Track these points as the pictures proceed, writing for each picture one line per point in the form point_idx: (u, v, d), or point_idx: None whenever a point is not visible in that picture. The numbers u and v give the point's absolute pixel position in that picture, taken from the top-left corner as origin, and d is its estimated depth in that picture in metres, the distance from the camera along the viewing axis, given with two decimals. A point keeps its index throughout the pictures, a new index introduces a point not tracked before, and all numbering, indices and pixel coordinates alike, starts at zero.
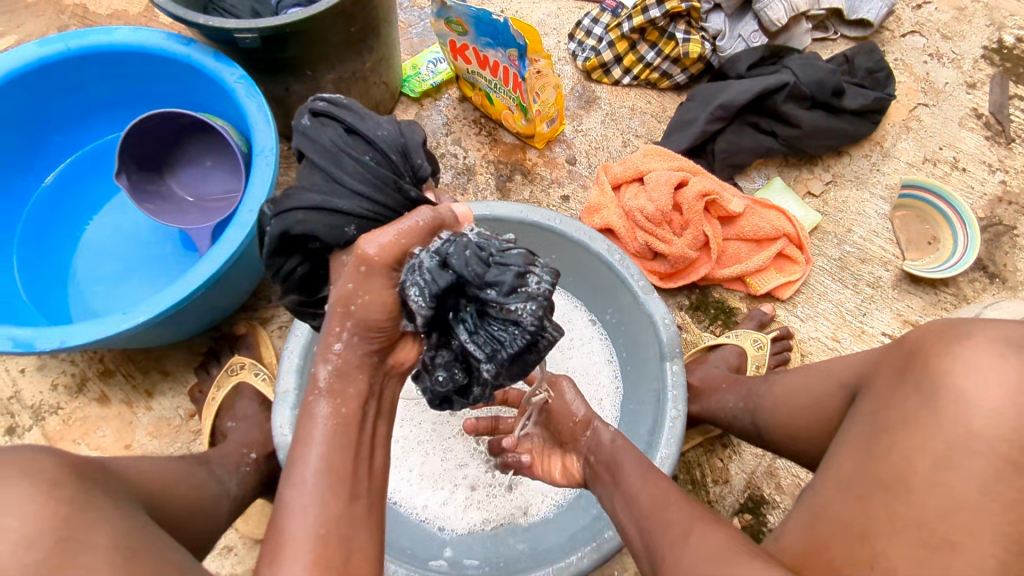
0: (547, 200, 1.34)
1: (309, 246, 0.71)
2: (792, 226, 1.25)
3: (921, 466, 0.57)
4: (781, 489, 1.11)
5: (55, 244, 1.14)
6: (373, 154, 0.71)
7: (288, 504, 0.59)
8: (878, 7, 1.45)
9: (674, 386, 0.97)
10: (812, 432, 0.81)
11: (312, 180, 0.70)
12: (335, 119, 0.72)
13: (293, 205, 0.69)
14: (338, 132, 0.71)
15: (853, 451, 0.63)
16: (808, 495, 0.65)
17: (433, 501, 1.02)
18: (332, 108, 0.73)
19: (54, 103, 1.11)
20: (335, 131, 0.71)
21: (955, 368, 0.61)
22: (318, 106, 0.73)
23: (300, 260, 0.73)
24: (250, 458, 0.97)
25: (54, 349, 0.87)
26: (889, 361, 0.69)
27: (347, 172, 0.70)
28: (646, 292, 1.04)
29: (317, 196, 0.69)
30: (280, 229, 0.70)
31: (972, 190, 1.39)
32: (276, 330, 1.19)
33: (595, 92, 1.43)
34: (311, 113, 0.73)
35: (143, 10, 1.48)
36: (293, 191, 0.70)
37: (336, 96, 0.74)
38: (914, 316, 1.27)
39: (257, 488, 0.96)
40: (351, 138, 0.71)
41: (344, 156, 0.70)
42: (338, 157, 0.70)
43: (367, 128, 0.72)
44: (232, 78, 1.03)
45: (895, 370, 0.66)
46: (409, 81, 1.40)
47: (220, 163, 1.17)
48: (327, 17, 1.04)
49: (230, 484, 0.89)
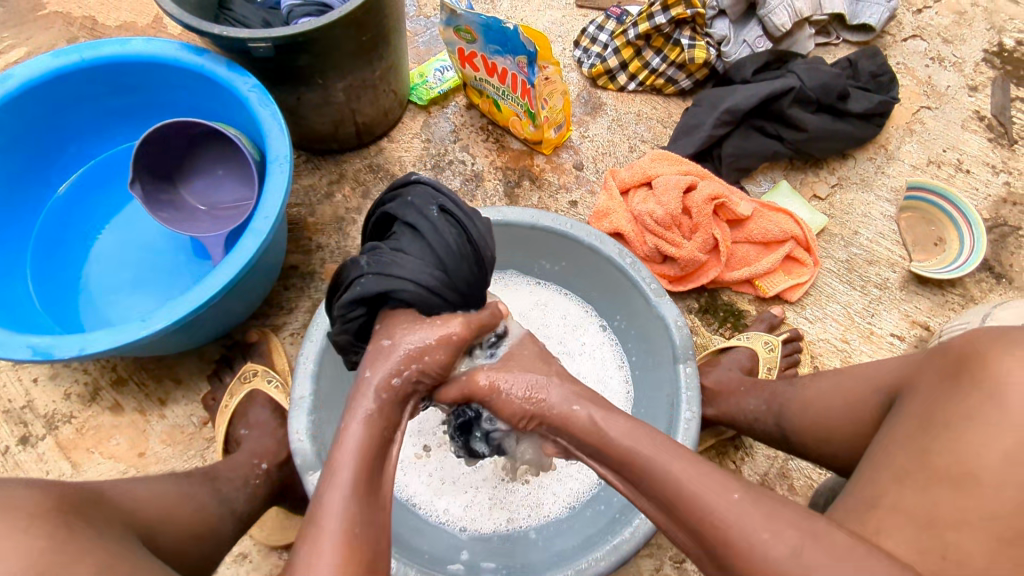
0: (555, 206, 1.34)
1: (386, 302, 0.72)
2: (799, 228, 1.26)
3: (991, 462, 0.59)
4: (794, 490, 1.12)
5: (69, 252, 1.15)
6: (479, 267, 0.76)
7: (328, 497, 0.61)
8: (880, 12, 1.47)
9: (688, 387, 0.98)
10: (841, 429, 0.82)
11: (428, 264, 0.71)
12: (460, 222, 0.74)
13: (406, 277, 0.70)
14: (460, 236, 0.74)
15: (905, 447, 0.64)
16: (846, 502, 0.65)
17: (455, 503, 1.02)
18: (458, 209, 0.75)
19: (69, 113, 1.12)
20: (458, 233, 0.74)
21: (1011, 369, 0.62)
22: (447, 204, 0.74)
23: (366, 312, 0.73)
24: (261, 468, 0.97)
25: (72, 358, 0.87)
26: (934, 366, 0.69)
27: (459, 273, 0.73)
28: (658, 295, 1.04)
29: (433, 283, 0.71)
30: (385, 289, 0.70)
31: (977, 192, 1.40)
32: (288, 337, 1.20)
33: (601, 98, 1.44)
34: (438, 207, 0.74)
35: (152, 21, 1.49)
36: (411, 265, 0.71)
37: (461, 198, 0.76)
38: (922, 317, 1.27)
39: (269, 498, 0.96)
40: (469, 244, 0.74)
41: (460, 258, 0.73)
42: (456, 257, 0.73)
43: (483, 241, 0.76)
44: (246, 87, 1.04)
45: (939, 374, 0.68)
46: (417, 89, 1.41)
47: (232, 171, 1.18)
48: (339, 27, 1.05)
49: (238, 500, 0.90)
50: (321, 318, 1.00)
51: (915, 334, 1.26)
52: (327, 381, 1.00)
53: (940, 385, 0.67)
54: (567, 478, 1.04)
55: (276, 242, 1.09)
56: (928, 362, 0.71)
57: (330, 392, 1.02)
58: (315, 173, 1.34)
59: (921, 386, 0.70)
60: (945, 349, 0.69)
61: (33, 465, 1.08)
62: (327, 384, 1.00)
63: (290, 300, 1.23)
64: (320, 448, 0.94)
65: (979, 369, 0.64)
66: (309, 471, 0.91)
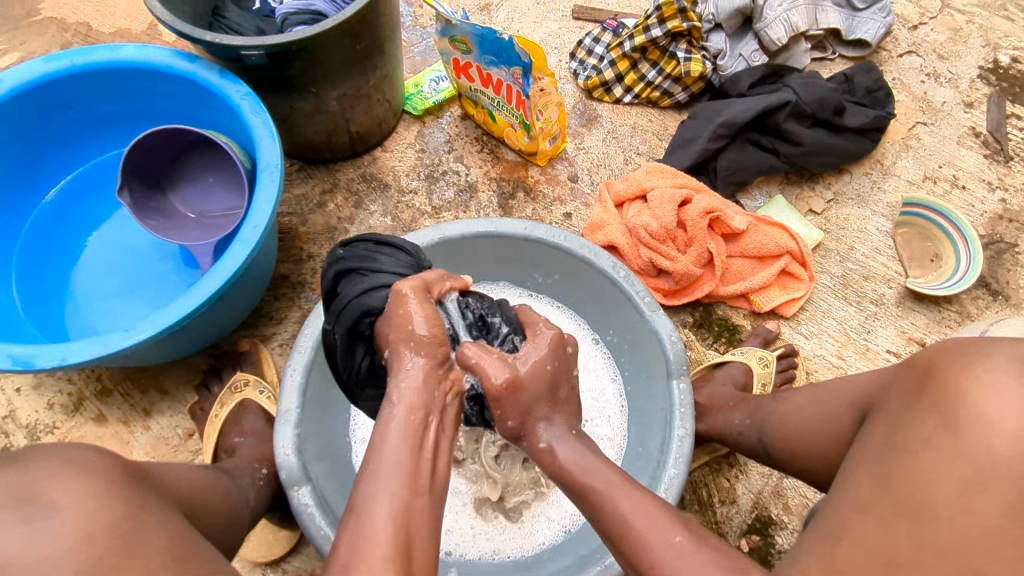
0: (549, 217, 1.33)
1: (360, 329, 0.75)
2: (795, 243, 1.26)
3: (947, 490, 0.56)
4: (789, 509, 1.10)
5: (55, 260, 1.13)
6: (397, 251, 0.82)
7: (362, 498, 0.58)
8: (876, 28, 1.47)
9: (681, 404, 0.97)
10: (818, 446, 0.81)
11: (357, 278, 0.77)
12: (397, 254, 0.81)
13: (347, 293, 0.76)
14: (367, 246, 0.81)
15: (872, 471, 0.62)
16: (820, 524, 0.64)
17: (438, 526, 1.01)
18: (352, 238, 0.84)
19: (58, 119, 1.11)
20: (364, 246, 0.81)
21: (971, 387, 0.59)
22: (342, 243, 0.83)
23: (363, 352, 0.77)
24: (262, 473, 0.95)
25: (53, 368, 0.86)
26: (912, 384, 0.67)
27: (384, 264, 0.79)
28: (652, 309, 1.03)
29: (370, 279, 0.76)
30: (345, 322, 0.75)
31: (972, 208, 1.39)
32: (277, 348, 1.18)
33: (597, 110, 1.43)
34: (339, 248, 0.83)
35: (147, 28, 1.48)
36: (345, 291, 0.77)
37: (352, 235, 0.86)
38: (918, 334, 1.26)
39: None
40: (377, 245, 0.82)
41: (375, 256, 0.80)
42: (372, 257, 0.79)
43: (383, 236, 0.83)
44: (237, 95, 1.03)
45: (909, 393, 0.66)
46: (412, 99, 1.41)
47: (223, 180, 1.17)
48: (333, 35, 1.04)
49: None
50: (310, 329, 0.98)
51: (911, 351, 1.25)
52: (314, 394, 0.99)
53: (908, 397, 0.65)
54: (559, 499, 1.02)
55: (266, 252, 1.08)
56: (901, 377, 0.69)
57: (318, 404, 1.00)
58: (307, 182, 1.33)
59: (893, 397, 0.68)
60: (932, 365, 0.68)
61: None
62: (313, 396, 0.99)
63: (280, 310, 1.21)
64: (306, 462, 0.92)
65: (942, 385, 0.62)
66: (294, 486, 0.89)
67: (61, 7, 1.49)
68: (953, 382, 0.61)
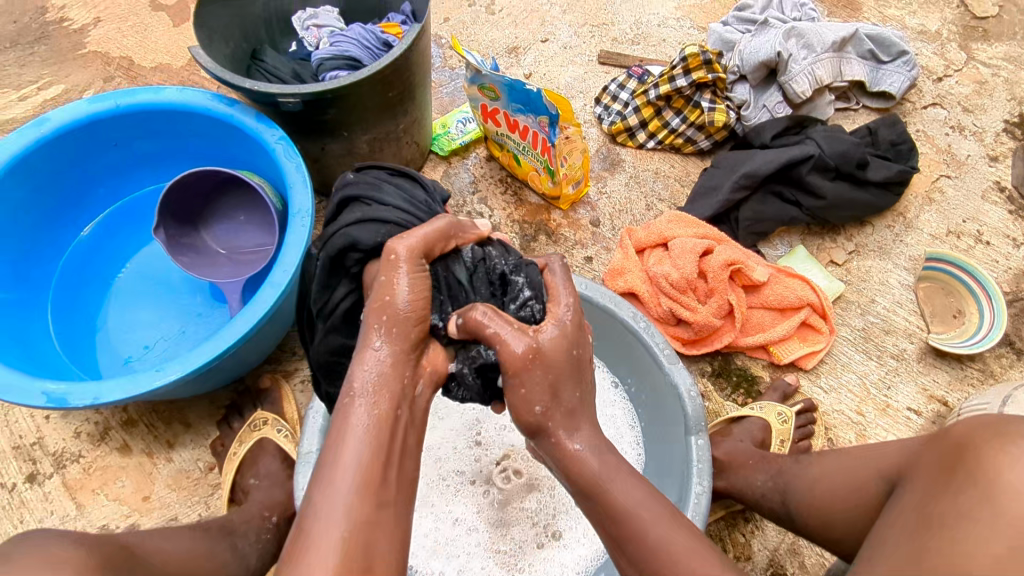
0: (570, 261, 1.35)
1: (347, 265, 0.76)
2: (816, 295, 1.26)
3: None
4: (805, 568, 1.09)
5: (90, 292, 1.16)
6: (407, 185, 0.83)
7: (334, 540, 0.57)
8: (900, 81, 1.48)
9: (699, 459, 0.97)
10: (844, 513, 0.81)
11: (357, 199, 0.78)
12: (405, 190, 0.82)
13: (343, 219, 0.77)
14: (380, 174, 0.84)
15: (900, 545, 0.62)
16: None
17: (449, 568, 1.02)
18: (367, 165, 0.86)
19: (100, 156, 1.15)
20: (378, 173, 0.84)
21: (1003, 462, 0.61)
22: (359, 166, 0.86)
23: (345, 289, 0.77)
24: (271, 522, 0.98)
25: (87, 406, 0.88)
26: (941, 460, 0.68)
27: (388, 193, 0.79)
28: (671, 362, 1.04)
29: (367, 207, 0.77)
30: (329, 249, 0.76)
31: (996, 264, 1.38)
32: (299, 384, 1.20)
33: (620, 154, 1.45)
34: (353, 168, 0.84)
35: (185, 63, 1.53)
36: (345, 212, 0.78)
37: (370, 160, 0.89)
38: (940, 391, 1.25)
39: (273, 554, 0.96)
40: (389, 177, 0.84)
41: (383, 185, 0.80)
42: (378, 185, 0.80)
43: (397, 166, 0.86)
44: (273, 139, 1.06)
45: (939, 469, 0.67)
46: (439, 139, 1.44)
47: (254, 218, 1.19)
48: (368, 84, 1.07)
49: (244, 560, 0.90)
50: None
51: (932, 409, 1.24)
52: None
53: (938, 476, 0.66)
54: (571, 544, 1.03)
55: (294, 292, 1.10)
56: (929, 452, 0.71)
57: None
58: None
59: (921, 474, 0.69)
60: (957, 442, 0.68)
61: (39, 504, 1.09)
62: None
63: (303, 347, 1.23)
64: None
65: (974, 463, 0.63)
66: None
67: (106, 42, 1.55)
68: (993, 467, 0.61)
